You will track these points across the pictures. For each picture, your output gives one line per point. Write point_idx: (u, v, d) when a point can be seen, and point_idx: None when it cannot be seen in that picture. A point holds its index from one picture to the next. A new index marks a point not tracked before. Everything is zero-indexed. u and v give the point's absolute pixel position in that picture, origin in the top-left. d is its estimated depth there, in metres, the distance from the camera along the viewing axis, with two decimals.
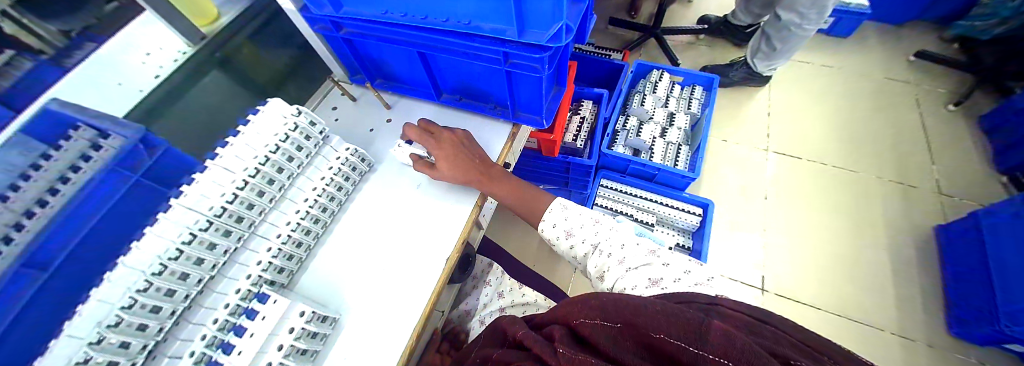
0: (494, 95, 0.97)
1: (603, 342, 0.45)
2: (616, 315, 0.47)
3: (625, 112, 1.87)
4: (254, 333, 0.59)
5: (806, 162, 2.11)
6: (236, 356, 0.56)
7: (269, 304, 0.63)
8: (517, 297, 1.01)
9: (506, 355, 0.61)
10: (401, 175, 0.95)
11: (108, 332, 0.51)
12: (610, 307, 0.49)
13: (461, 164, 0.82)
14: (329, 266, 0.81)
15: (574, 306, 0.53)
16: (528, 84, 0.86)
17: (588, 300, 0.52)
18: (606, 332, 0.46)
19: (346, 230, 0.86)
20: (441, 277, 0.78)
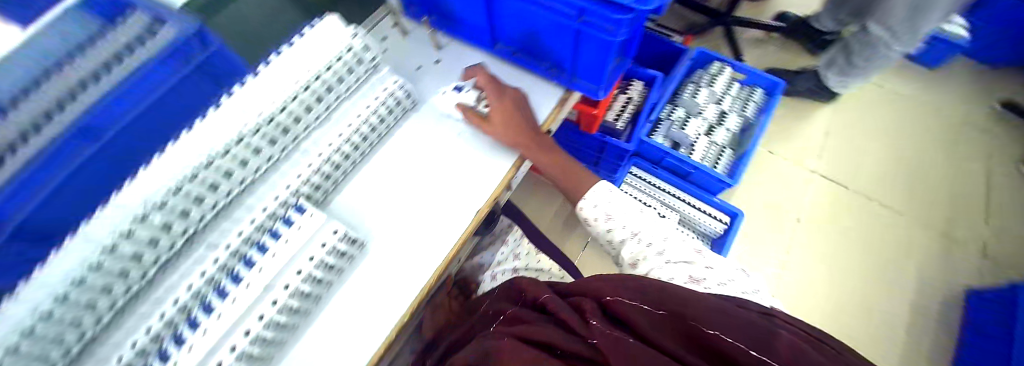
0: (554, 56, 0.90)
1: (639, 321, 0.49)
2: (659, 304, 0.51)
3: (673, 102, 1.76)
4: (291, 239, 0.66)
5: (853, 193, 1.97)
6: (259, 269, 0.63)
7: (305, 215, 0.69)
8: (532, 262, 1.03)
9: (526, 314, 0.65)
10: (443, 120, 0.93)
11: (151, 213, 0.58)
12: (651, 291, 0.53)
13: (516, 123, 0.82)
14: (360, 192, 0.85)
15: (611, 284, 0.58)
16: (598, 48, 0.79)
17: (627, 282, 0.56)
18: (642, 313, 0.50)
19: (382, 162, 0.88)
20: (467, 229, 0.80)
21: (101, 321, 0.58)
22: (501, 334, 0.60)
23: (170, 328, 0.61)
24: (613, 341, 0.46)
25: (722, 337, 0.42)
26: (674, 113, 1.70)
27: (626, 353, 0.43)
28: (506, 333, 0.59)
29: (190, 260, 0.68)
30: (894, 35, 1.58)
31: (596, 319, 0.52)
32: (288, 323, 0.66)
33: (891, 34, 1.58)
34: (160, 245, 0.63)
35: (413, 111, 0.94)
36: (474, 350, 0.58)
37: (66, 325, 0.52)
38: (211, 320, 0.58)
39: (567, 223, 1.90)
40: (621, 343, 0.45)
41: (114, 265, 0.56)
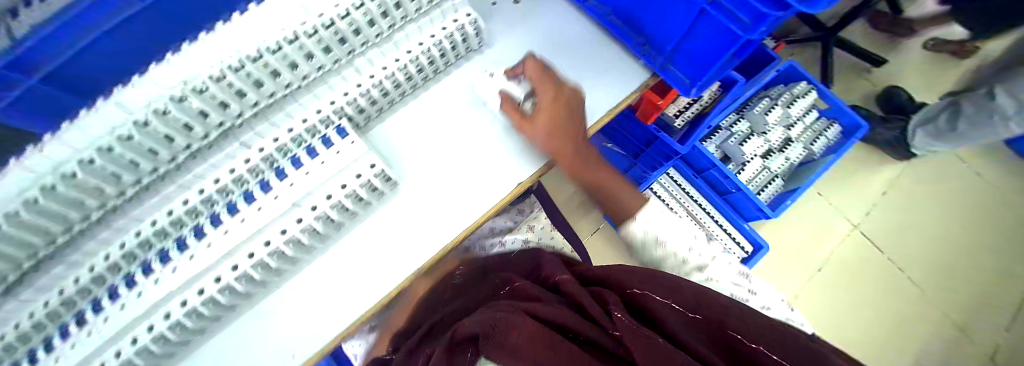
0: (659, 29, 0.80)
1: (672, 320, 0.45)
2: (696, 308, 0.48)
3: (739, 112, 1.60)
4: (325, 162, 0.68)
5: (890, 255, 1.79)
6: (297, 181, 0.66)
7: (346, 141, 0.69)
8: (544, 237, 0.98)
9: (532, 290, 0.60)
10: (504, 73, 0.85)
11: (191, 95, 0.56)
12: (686, 295, 0.50)
13: (558, 140, 0.73)
14: (407, 124, 0.83)
15: (641, 280, 0.55)
16: (720, 35, 0.71)
17: (659, 281, 0.53)
18: (675, 313, 0.47)
19: (430, 103, 0.85)
20: (502, 201, 0.78)
21: (125, 193, 0.67)
22: (506, 309, 0.53)
23: (174, 224, 0.68)
24: (638, 333, 0.42)
25: (766, 352, 0.39)
26: (737, 125, 1.55)
27: (653, 345, 0.39)
28: (507, 307, 0.52)
29: (219, 154, 0.71)
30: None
31: (620, 310, 0.48)
32: (306, 243, 0.73)
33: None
34: (194, 131, 0.64)
35: (476, 52, 0.87)
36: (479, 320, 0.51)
37: (88, 189, 0.60)
38: (234, 222, 0.65)
39: (583, 203, 1.84)
40: (648, 340, 0.40)
41: (143, 142, 0.58)
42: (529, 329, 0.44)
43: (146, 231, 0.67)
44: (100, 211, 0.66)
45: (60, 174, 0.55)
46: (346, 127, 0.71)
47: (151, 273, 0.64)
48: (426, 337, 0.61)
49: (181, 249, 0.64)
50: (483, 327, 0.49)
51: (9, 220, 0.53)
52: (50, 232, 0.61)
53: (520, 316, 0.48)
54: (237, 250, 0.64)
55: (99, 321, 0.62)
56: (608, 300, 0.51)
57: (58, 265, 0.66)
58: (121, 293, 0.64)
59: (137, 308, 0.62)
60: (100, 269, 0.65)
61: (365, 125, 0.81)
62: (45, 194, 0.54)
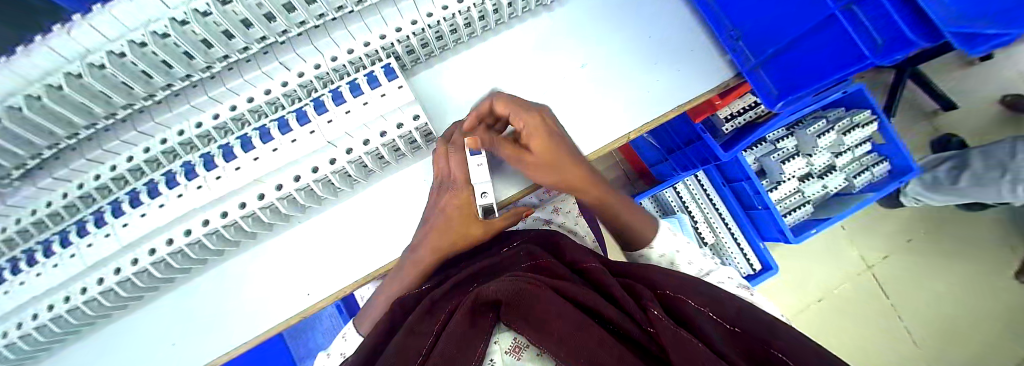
0: (761, 27, 0.71)
1: (708, 330, 0.38)
2: (739, 321, 0.39)
3: (790, 128, 1.49)
4: (369, 103, 0.59)
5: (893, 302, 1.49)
6: (327, 123, 0.59)
7: (393, 86, 0.59)
8: (570, 222, 0.78)
9: (555, 264, 0.50)
10: (570, 37, 0.76)
11: None
12: (726, 305, 0.42)
13: (558, 165, 0.56)
14: (455, 72, 0.76)
15: (677, 280, 0.46)
16: (835, 50, 0.62)
17: (692, 284, 0.45)
18: (713, 322, 0.39)
19: (482, 56, 0.76)
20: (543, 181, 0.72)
21: (154, 96, 0.61)
22: (530, 277, 0.43)
23: (201, 138, 0.65)
24: (674, 336, 0.35)
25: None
26: (783, 142, 1.46)
27: (694, 356, 0.32)
28: (532, 277, 0.43)
29: (257, 71, 0.62)
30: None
31: (656, 307, 0.40)
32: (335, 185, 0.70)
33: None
34: (234, 41, 0.57)
35: (543, 9, 0.77)
36: (505, 285, 0.41)
37: (114, 86, 0.56)
38: (266, 150, 0.59)
39: None
40: (687, 348, 0.33)
41: (178, 42, 0.52)
42: (578, 322, 0.36)
43: (174, 140, 0.63)
44: (126, 110, 0.61)
45: (87, 65, 0.50)
46: (395, 68, 0.60)
47: (175, 188, 0.61)
48: (444, 287, 0.51)
49: (207, 168, 0.61)
50: (509, 299, 0.40)
51: (31, 105, 0.52)
52: (71, 125, 0.59)
53: (554, 297, 0.39)
54: (262, 179, 0.61)
55: (118, 226, 0.62)
56: (636, 289, 0.43)
57: (79, 158, 0.64)
58: (141, 202, 0.62)
59: (159, 218, 0.61)
60: (122, 170, 0.64)
61: (410, 68, 0.75)
62: (70, 82, 0.51)
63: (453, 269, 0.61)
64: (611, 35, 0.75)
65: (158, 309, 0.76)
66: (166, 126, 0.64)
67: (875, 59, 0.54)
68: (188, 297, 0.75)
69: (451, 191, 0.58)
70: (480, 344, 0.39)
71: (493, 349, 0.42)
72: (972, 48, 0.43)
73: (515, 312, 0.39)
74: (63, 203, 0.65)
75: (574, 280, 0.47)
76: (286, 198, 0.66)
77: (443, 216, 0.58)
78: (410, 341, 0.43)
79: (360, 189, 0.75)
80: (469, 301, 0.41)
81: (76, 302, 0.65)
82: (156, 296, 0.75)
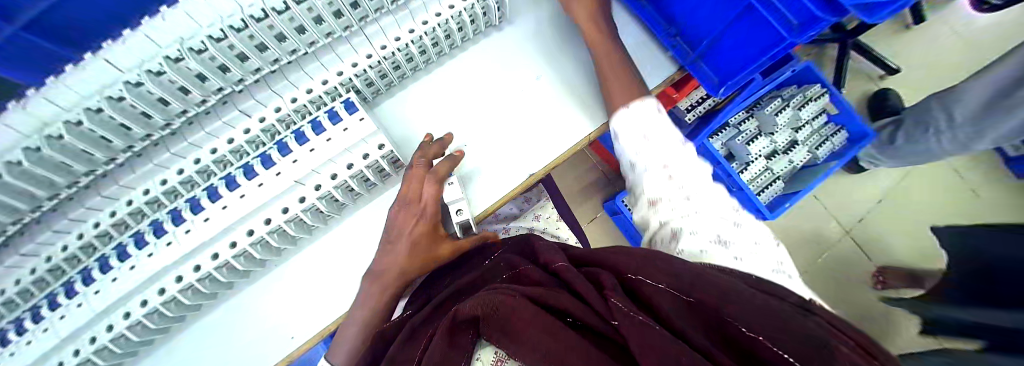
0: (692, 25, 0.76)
1: (669, 309, 0.34)
2: (693, 288, 0.35)
3: (749, 111, 1.57)
4: (331, 139, 0.60)
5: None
6: (291, 163, 0.60)
7: (354, 118, 0.61)
8: (551, 227, 0.82)
9: (531, 270, 0.51)
10: (523, 53, 0.79)
11: (189, 56, 0.51)
12: (686, 272, 0.37)
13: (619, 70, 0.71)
14: (416, 98, 0.78)
15: (636, 256, 0.42)
16: (759, 37, 0.68)
17: (650, 256, 0.41)
18: (669, 296, 0.35)
19: (442, 80, 0.79)
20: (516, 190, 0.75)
21: (115, 160, 0.61)
22: (508, 289, 0.44)
23: (168, 195, 0.66)
24: (632, 324, 0.32)
25: (770, 345, 0.28)
26: (745, 124, 1.54)
27: (650, 339, 0.30)
28: (509, 289, 0.44)
29: (218, 122, 0.64)
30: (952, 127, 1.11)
31: (616, 295, 0.37)
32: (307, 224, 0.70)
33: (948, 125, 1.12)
34: (190, 96, 0.59)
35: (494, 29, 0.80)
36: (478, 301, 0.42)
37: (72, 155, 0.56)
38: (233, 197, 0.60)
39: (584, 192, 1.71)
40: (645, 332, 0.30)
41: (135, 104, 0.53)
42: (547, 326, 0.36)
43: (139, 199, 0.62)
44: (88, 176, 0.61)
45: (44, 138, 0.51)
46: (355, 102, 0.62)
47: (144, 247, 0.61)
48: (421, 314, 0.51)
49: (176, 223, 0.61)
50: (487, 313, 0.40)
51: None
52: (34, 199, 0.58)
53: (527, 303, 0.39)
54: (232, 226, 0.61)
55: (89, 294, 0.60)
56: (600, 279, 0.41)
57: (42, 233, 0.63)
58: (111, 267, 0.61)
59: (132, 280, 0.60)
60: (88, 238, 0.62)
61: (373, 100, 0.77)
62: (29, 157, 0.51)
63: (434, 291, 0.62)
64: (563, 45, 0.80)
65: None
66: (131, 187, 0.65)
67: (793, 39, 0.61)
68: (169, 360, 0.73)
69: (412, 216, 0.64)
70: (463, 360, 0.40)
71: (476, 365, 0.42)
72: (870, 14, 0.52)
73: (492, 327, 0.40)
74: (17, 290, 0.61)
75: (548, 285, 0.46)
76: (259, 243, 0.66)
77: (406, 240, 0.63)
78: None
79: (334, 225, 0.76)
80: (447, 321, 0.42)
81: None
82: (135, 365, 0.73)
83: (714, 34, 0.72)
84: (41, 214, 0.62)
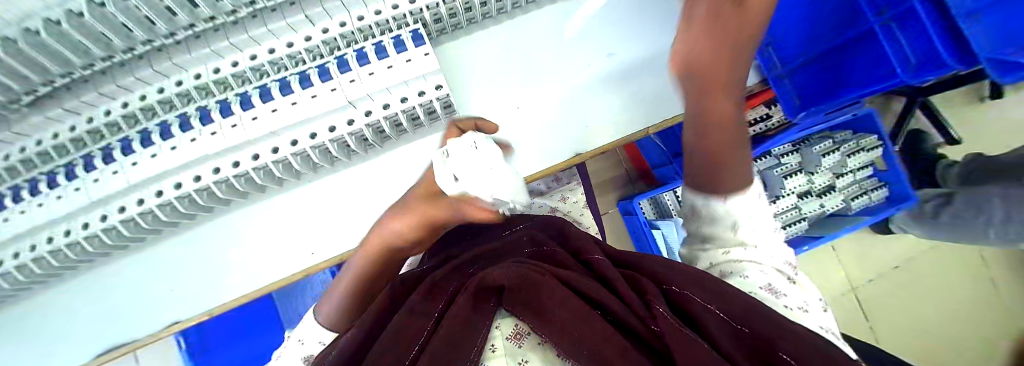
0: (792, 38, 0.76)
1: (716, 330, 0.36)
2: (744, 315, 0.37)
3: (795, 145, 1.47)
4: (393, 67, 0.59)
5: (867, 332, 1.40)
6: (347, 83, 0.59)
7: (421, 52, 0.60)
8: (575, 212, 0.79)
9: (558, 252, 0.51)
10: (599, 25, 0.74)
11: None
12: (738, 301, 0.39)
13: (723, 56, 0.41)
14: (478, 48, 0.75)
15: (685, 273, 0.44)
16: (875, 63, 0.68)
17: (702, 276, 0.43)
18: (715, 318, 0.37)
19: (508, 34, 0.74)
20: (555, 167, 0.73)
21: (175, 35, 0.60)
22: (531, 263, 0.44)
23: (217, 84, 0.66)
24: (678, 333, 0.33)
25: None
26: (786, 157, 1.43)
27: (692, 350, 0.31)
28: (536, 264, 0.44)
29: (263, 28, 0.62)
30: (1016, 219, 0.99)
31: (660, 304, 0.39)
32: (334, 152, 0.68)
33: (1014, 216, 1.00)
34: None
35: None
36: (507, 271, 0.41)
37: (135, 20, 0.55)
38: (284, 102, 0.60)
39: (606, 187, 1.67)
40: (687, 343, 0.32)
41: None
42: (580, 309, 0.36)
43: (189, 83, 0.64)
44: (145, 47, 0.60)
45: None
46: (423, 34, 0.61)
47: (188, 131, 0.62)
48: (444, 268, 0.51)
49: (223, 114, 0.61)
50: (513, 284, 0.40)
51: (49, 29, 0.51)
52: (90, 56, 0.58)
53: (558, 284, 0.39)
54: (279, 132, 0.61)
55: (126, 165, 0.62)
56: (642, 287, 0.43)
57: (92, 91, 0.64)
58: (151, 143, 0.63)
59: (169, 160, 0.61)
60: (134, 108, 0.65)
61: (436, 39, 0.74)
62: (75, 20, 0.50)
63: (455, 249, 0.63)
64: (635, 27, 0.74)
65: (150, 257, 0.75)
66: (182, 68, 0.65)
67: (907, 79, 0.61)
68: (187, 244, 0.75)
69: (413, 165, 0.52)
70: (484, 326, 0.38)
71: (495, 333, 0.39)
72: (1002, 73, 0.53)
73: (518, 298, 0.39)
74: (72, 136, 0.65)
75: (578, 271, 0.47)
76: (282, 162, 0.65)
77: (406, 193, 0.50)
78: (409, 322, 0.43)
79: (357, 161, 0.73)
80: (472, 283, 0.42)
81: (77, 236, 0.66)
82: (150, 244, 0.75)
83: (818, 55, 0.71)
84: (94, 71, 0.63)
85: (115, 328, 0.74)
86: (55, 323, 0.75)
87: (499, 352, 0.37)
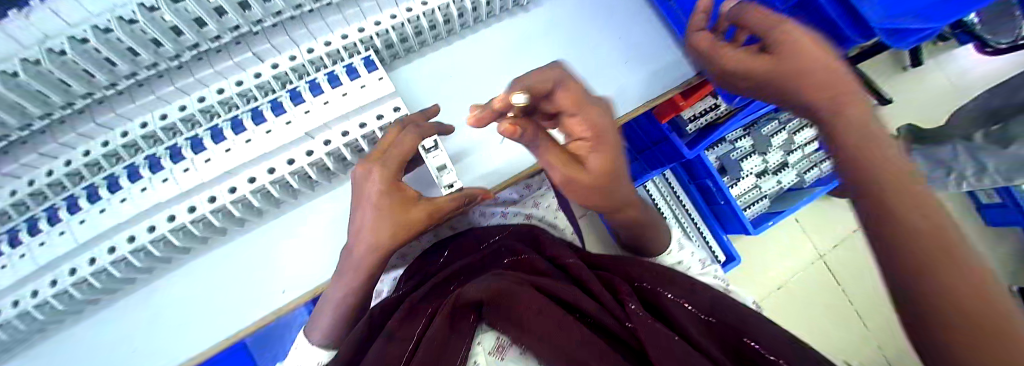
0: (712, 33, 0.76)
1: (685, 323, 0.40)
2: (714, 311, 0.42)
3: (746, 129, 1.48)
4: (348, 94, 0.60)
5: (841, 296, 1.48)
6: (303, 113, 0.59)
7: (375, 76, 0.61)
8: (548, 216, 0.80)
9: (535, 260, 0.52)
10: (545, 35, 0.79)
11: None
12: (701, 295, 0.44)
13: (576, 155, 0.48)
14: (433, 67, 0.77)
15: (656, 273, 0.48)
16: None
17: (671, 276, 0.47)
18: (687, 314, 0.41)
19: (461, 52, 0.78)
20: (520, 175, 0.74)
21: (116, 85, 0.59)
22: (509, 275, 0.43)
23: (167, 130, 0.64)
24: (650, 329, 0.36)
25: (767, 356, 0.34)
26: (740, 140, 1.46)
27: (667, 346, 0.34)
28: (513, 274, 0.44)
29: (208, 70, 0.62)
30: (981, 173, 0.98)
31: (634, 302, 0.42)
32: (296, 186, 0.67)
33: (978, 169, 0.98)
34: (184, 38, 0.56)
35: (508, 13, 0.80)
36: (485, 285, 0.40)
37: (76, 74, 0.53)
38: (240, 141, 0.59)
39: None
40: (661, 338, 0.35)
41: (147, 28, 0.50)
42: (556, 317, 0.37)
43: (136, 132, 0.62)
44: (86, 100, 0.59)
45: (47, 51, 0.48)
46: (375, 60, 0.63)
47: (137, 181, 0.59)
48: (423, 289, 0.52)
49: (174, 161, 0.59)
50: (489, 298, 0.39)
51: None
52: (27, 117, 0.56)
53: (532, 293, 0.39)
54: (233, 171, 0.60)
55: (73, 224, 0.59)
56: (618, 287, 0.45)
57: (30, 152, 0.61)
58: (98, 199, 0.60)
59: (120, 214, 0.58)
60: (77, 165, 0.62)
61: (391, 63, 0.76)
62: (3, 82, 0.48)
63: (431, 267, 0.64)
64: (579, 35, 0.80)
65: (106, 320, 0.70)
66: (127, 118, 0.63)
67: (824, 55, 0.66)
68: (147, 304, 0.70)
69: (370, 179, 0.50)
70: (463, 346, 0.38)
71: (476, 350, 0.40)
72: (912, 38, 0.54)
73: (497, 311, 0.39)
74: (10, 201, 0.61)
75: (555, 276, 0.49)
76: (241, 201, 0.64)
77: (372, 210, 0.51)
78: (389, 347, 0.42)
79: (322, 192, 0.73)
80: (448, 304, 0.40)
81: (25, 306, 0.60)
82: (107, 306, 0.70)
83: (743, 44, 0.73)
84: (32, 132, 0.60)
85: None
86: None
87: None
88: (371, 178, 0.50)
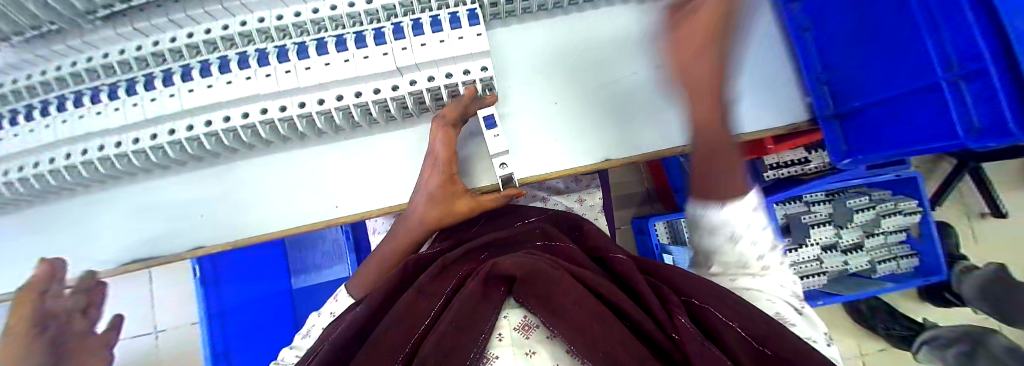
0: (850, 78, 0.70)
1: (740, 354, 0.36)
2: (767, 337, 0.38)
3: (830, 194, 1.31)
4: (445, 42, 0.62)
5: None
6: (401, 49, 0.62)
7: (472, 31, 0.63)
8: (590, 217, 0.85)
9: (571, 250, 0.50)
10: (653, 33, 0.73)
11: None
12: (756, 318, 0.39)
13: None
14: (527, 37, 0.75)
15: (706, 286, 0.44)
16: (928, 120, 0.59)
17: (719, 292, 0.43)
18: (738, 340, 0.38)
19: (561, 29, 0.74)
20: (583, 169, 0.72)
21: None
22: (546, 257, 0.42)
23: (277, 30, 0.69)
24: (700, 347, 0.33)
25: None
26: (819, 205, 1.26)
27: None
28: (551, 258, 0.42)
29: None
30: None
31: (682, 313, 0.39)
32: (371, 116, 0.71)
33: None
34: None
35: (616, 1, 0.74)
36: (518, 261, 0.39)
37: None
38: (339, 59, 0.63)
39: (628, 199, 1.60)
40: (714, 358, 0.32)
41: None
42: (597, 311, 0.35)
43: (253, 25, 0.67)
44: None
45: None
46: (479, 15, 0.64)
47: (244, 69, 0.65)
48: (455, 254, 0.51)
49: (280, 60, 0.65)
50: (524, 276, 0.38)
51: None
52: None
53: (572, 281, 0.38)
54: (328, 85, 0.64)
55: (183, 90, 0.67)
56: (663, 294, 0.43)
57: (161, 17, 0.69)
58: (209, 74, 0.67)
59: (224, 92, 0.65)
60: (197, 40, 0.69)
61: (489, 21, 0.75)
62: None
63: (466, 236, 0.65)
64: None
65: (184, 179, 0.79)
66: (248, 10, 0.68)
67: (968, 143, 0.51)
68: (214, 176, 0.78)
69: (431, 177, 0.61)
70: (491, 318, 0.37)
71: (502, 323, 0.39)
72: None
73: (529, 291, 0.38)
74: (136, 54, 0.70)
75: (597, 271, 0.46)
76: (326, 114, 0.68)
77: (426, 194, 0.61)
78: (418, 302, 0.43)
79: (393, 127, 0.75)
80: (483, 271, 0.40)
81: (125, 149, 0.70)
82: (184, 168, 0.79)
83: (873, 99, 0.66)
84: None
85: (140, 238, 0.79)
86: (85, 226, 0.80)
87: (505, 341, 0.38)
88: (432, 178, 0.61)
